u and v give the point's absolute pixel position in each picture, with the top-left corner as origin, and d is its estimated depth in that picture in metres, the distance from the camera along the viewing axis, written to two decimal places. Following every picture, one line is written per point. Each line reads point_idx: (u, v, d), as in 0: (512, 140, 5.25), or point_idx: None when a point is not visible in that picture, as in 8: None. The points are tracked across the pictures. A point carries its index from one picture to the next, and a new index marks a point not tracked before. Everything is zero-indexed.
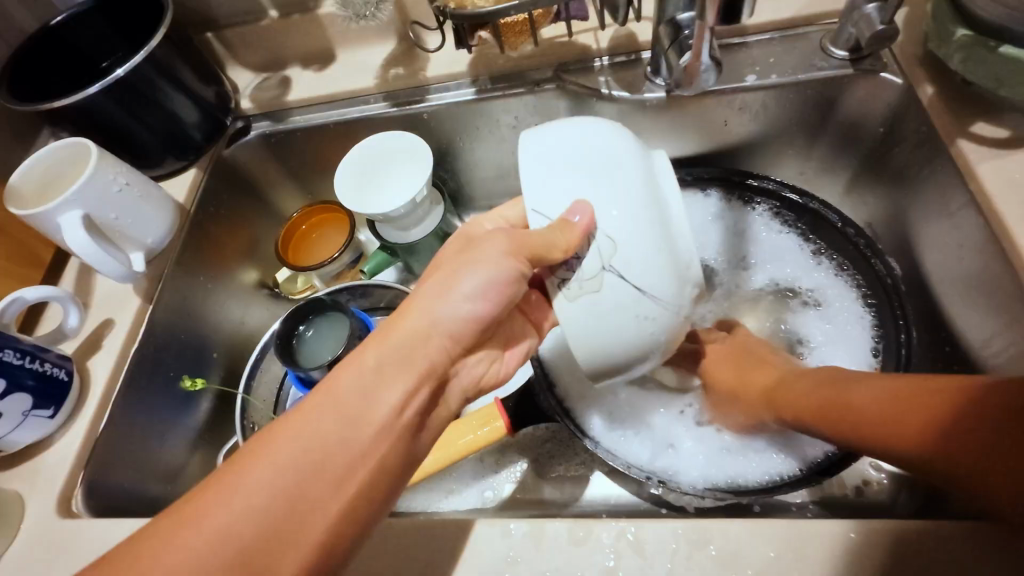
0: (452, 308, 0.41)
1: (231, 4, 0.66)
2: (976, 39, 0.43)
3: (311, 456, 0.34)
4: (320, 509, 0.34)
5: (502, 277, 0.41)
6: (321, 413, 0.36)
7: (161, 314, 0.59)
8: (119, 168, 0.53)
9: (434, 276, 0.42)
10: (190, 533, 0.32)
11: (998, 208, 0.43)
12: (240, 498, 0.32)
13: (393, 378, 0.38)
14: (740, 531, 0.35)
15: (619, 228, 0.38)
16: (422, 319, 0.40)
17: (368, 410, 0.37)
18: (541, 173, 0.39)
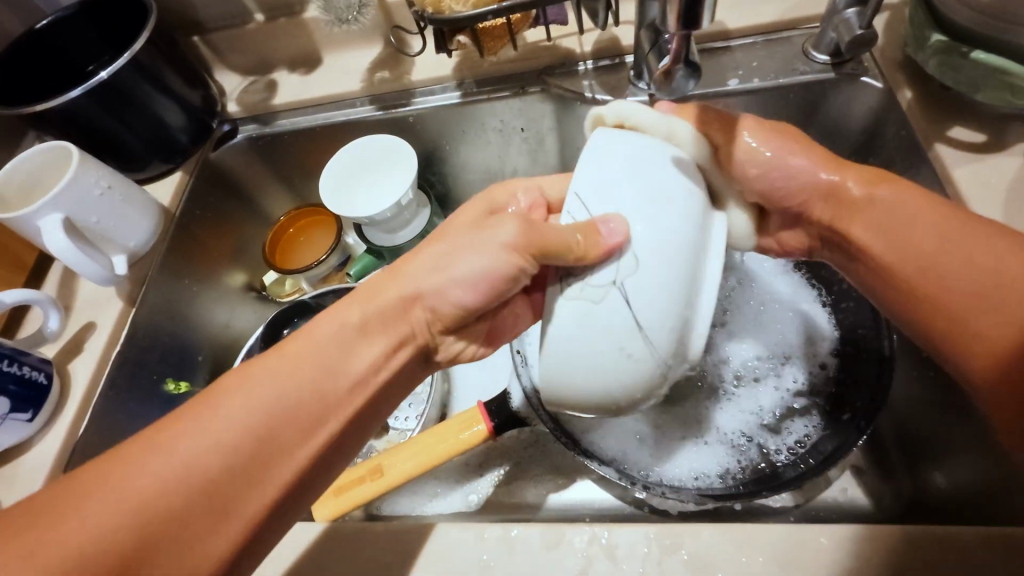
0: (443, 285, 0.41)
1: (217, 8, 0.66)
2: (949, 45, 0.44)
3: (285, 397, 0.36)
4: (286, 452, 0.36)
5: (498, 269, 0.40)
6: (296, 361, 0.37)
7: (144, 317, 0.59)
8: (101, 171, 0.53)
9: (435, 247, 0.42)
10: (149, 461, 0.33)
11: (974, 213, 0.43)
12: (210, 428, 0.34)
13: (373, 336, 0.40)
14: (712, 535, 0.35)
15: (650, 252, 0.34)
16: (411, 282, 0.41)
17: (346, 364, 0.38)
18: (597, 172, 0.36)
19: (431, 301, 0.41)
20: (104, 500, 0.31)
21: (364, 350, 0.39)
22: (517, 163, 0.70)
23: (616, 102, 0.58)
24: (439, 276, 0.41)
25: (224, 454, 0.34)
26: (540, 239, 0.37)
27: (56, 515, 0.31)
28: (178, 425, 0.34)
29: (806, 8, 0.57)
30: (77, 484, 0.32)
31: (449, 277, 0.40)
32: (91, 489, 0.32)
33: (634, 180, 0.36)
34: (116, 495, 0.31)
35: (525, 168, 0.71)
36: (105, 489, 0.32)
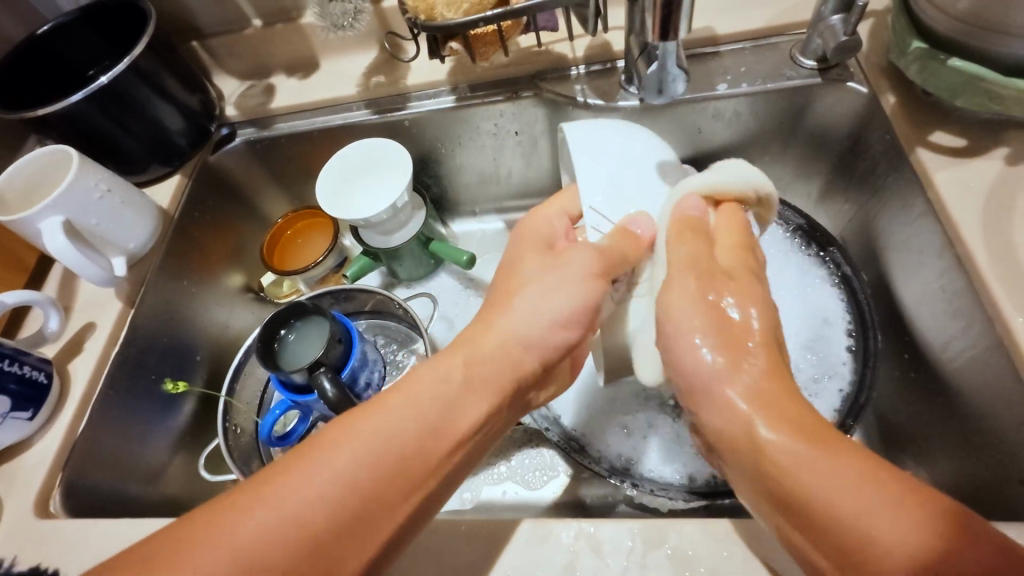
0: (535, 322, 0.41)
1: (216, 14, 0.68)
2: (929, 52, 0.45)
3: (391, 453, 0.33)
4: (390, 514, 0.33)
5: (582, 296, 0.41)
6: (401, 413, 0.35)
7: (143, 317, 0.60)
8: (100, 174, 0.54)
9: (525, 286, 0.43)
10: (261, 509, 0.31)
11: (953, 214, 0.44)
12: (317, 480, 0.32)
13: (479, 390, 0.38)
14: (694, 530, 0.35)
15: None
16: (511, 329, 0.41)
17: (452, 421, 0.36)
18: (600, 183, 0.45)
19: (535, 346, 0.41)
20: (209, 555, 0.29)
21: (473, 407, 0.37)
22: (511, 166, 0.71)
23: (607, 106, 0.59)
24: (536, 316, 0.41)
25: (332, 513, 0.31)
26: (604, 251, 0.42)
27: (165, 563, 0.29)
28: (287, 474, 0.32)
29: (793, 14, 0.58)
30: (185, 536, 0.30)
31: (542, 311, 0.41)
32: (198, 538, 0.30)
33: (609, 178, 0.45)
34: (222, 550, 0.29)
35: (520, 171, 0.72)
36: (211, 542, 0.29)
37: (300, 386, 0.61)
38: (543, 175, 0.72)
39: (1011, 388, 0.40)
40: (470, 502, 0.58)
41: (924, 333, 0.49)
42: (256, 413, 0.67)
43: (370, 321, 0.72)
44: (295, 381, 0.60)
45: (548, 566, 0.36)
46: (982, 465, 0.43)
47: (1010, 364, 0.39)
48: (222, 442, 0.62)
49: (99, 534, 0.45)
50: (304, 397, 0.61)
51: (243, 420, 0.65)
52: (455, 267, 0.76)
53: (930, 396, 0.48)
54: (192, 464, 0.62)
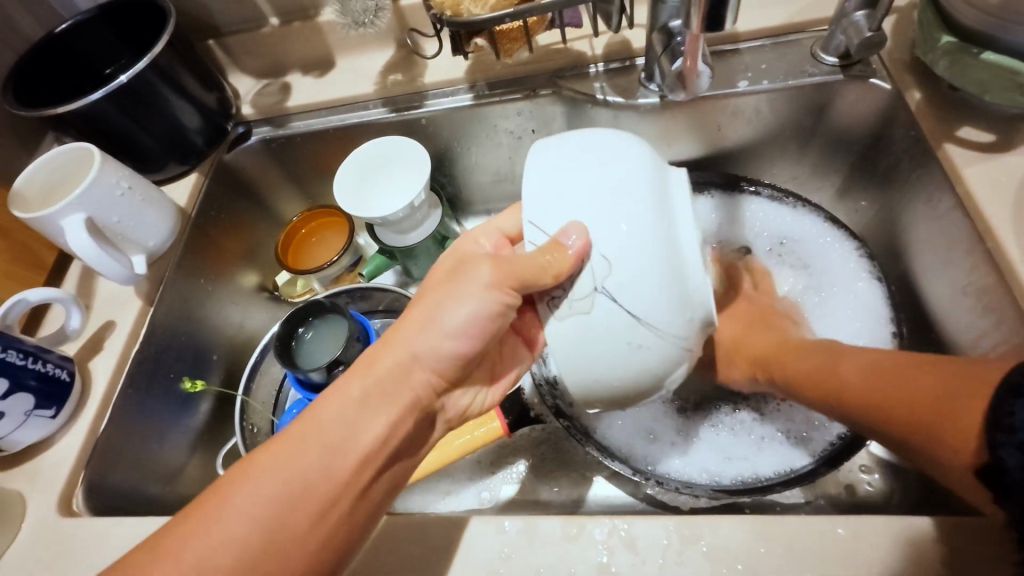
0: (436, 344, 0.40)
1: (233, 12, 0.68)
2: (960, 46, 0.45)
3: (290, 484, 0.34)
4: (298, 541, 0.34)
5: (486, 309, 0.40)
6: (299, 445, 0.36)
7: (162, 315, 0.60)
8: (121, 172, 0.54)
9: (421, 304, 0.41)
10: (168, 563, 0.32)
11: (984, 210, 0.44)
12: (222, 519, 0.33)
13: (378, 408, 0.38)
14: (729, 527, 0.35)
15: (618, 250, 0.35)
16: (409, 349, 0.40)
17: (352, 440, 0.37)
18: (547, 189, 0.37)
19: (429, 364, 0.40)
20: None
21: (369, 424, 0.38)
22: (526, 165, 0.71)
23: (627, 103, 0.59)
24: (435, 338, 0.40)
25: (237, 549, 0.32)
26: (517, 275, 0.37)
27: None
28: (190, 523, 0.33)
29: (814, 11, 0.58)
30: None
31: (440, 332, 0.40)
32: None
33: (593, 182, 0.37)
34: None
35: None
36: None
37: (317, 385, 0.61)
38: None
39: None
40: (489, 501, 0.57)
41: (950, 329, 0.49)
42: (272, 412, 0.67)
43: (385, 322, 0.71)
44: (313, 379, 0.60)
45: (580, 563, 0.36)
46: None
47: None
48: (239, 440, 0.62)
49: (124, 532, 0.45)
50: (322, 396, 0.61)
51: (259, 419, 0.65)
52: None
53: None
54: (210, 463, 0.62)
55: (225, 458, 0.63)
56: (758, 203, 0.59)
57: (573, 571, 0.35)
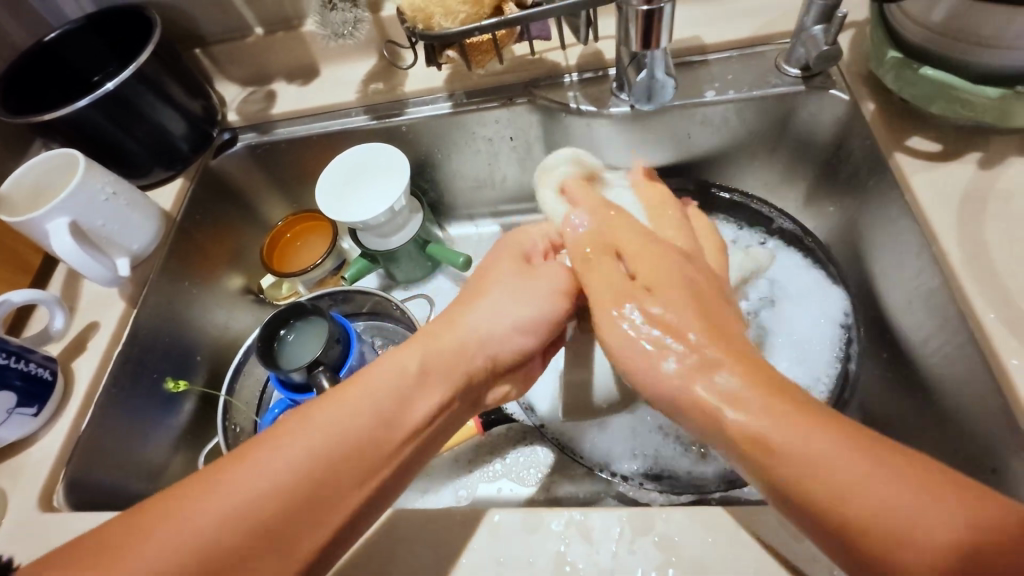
0: (497, 328, 0.43)
1: (219, 22, 0.69)
2: (903, 61, 0.47)
3: (345, 441, 0.36)
4: (344, 497, 0.35)
5: (537, 309, 0.44)
6: (359, 405, 0.38)
7: (146, 317, 0.61)
8: (106, 177, 0.56)
9: (485, 297, 0.45)
10: (221, 496, 0.33)
11: (929, 216, 0.46)
12: (270, 467, 0.34)
13: (435, 383, 0.40)
14: (680, 518, 0.37)
15: (642, 280, 0.48)
16: (472, 329, 0.43)
17: (406, 411, 0.39)
18: (588, 222, 0.49)
19: (489, 348, 0.43)
20: (165, 538, 0.31)
21: (421, 397, 0.39)
22: (506, 172, 0.73)
23: (599, 112, 0.61)
24: (496, 320, 0.44)
25: (279, 498, 0.33)
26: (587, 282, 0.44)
27: (124, 549, 0.31)
28: (239, 467, 0.34)
29: (779, 24, 0.60)
30: (137, 524, 0.32)
31: (503, 321, 0.44)
32: (157, 526, 0.32)
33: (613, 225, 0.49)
34: (175, 533, 0.31)
35: (514, 176, 0.74)
36: (165, 525, 0.32)
37: (298, 385, 0.62)
38: None
39: (983, 381, 0.41)
40: (466, 499, 0.59)
41: (904, 331, 0.51)
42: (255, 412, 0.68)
43: (369, 322, 0.74)
44: (294, 380, 0.62)
45: (540, 553, 0.37)
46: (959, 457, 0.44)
47: (984, 357, 0.41)
48: (222, 439, 0.63)
49: None
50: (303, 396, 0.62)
51: (242, 419, 0.67)
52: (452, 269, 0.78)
53: (911, 391, 0.50)
54: (192, 462, 0.64)
55: (208, 458, 0.64)
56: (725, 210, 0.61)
57: (533, 561, 0.37)
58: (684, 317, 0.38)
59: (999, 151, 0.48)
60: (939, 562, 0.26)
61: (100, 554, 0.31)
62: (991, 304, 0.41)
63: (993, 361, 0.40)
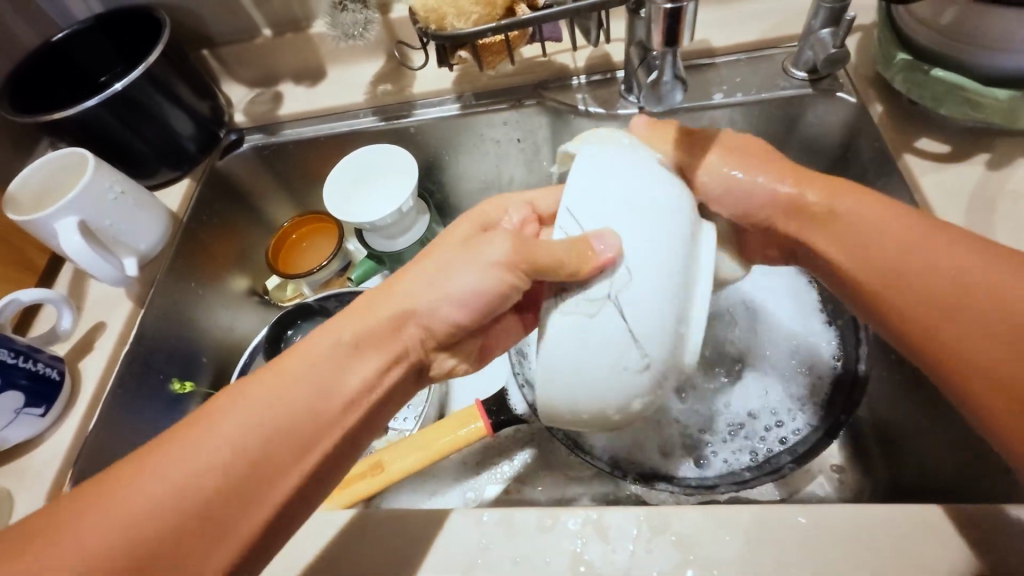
0: (436, 302, 0.40)
1: (227, 24, 0.70)
2: (912, 63, 0.48)
3: (275, 420, 0.35)
4: (279, 475, 0.35)
5: (485, 283, 0.39)
6: (290, 383, 0.36)
7: (153, 317, 0.61)
8: (115, 177, 0.56)
9: (423, 265, 0.41)
10: (149, 479, 0.33)
11: (938, 217, 0.46)
12: (201, 447, 0.34)
13: (367, 354, 0.39)
14: (697, 516, 0.37)
15: (645, 266, 0.35)
16: (408, 300, 0.40)
17: (338, 383, 0.37)
18: (589, 189, 0.36)
19: (426, 319, 0.40)
20: (103, 518, 0.31)
21: (355, 368, 0.38)
22: (513, 174, 0.73)
23: (608, 114, 0.61)
24: (434, 294, 0.40)
25: (214, 478, 0.33)
26: (533, 257, 0.37)
27: (55, 533, 0.31)
28: (169, 450, 0.34)
29: (786, 28, 0.61)
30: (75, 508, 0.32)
31: (443, 293, 0.39)
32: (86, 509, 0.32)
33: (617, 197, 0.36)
34: (114, 514, 0.32)
35: (521, 178, 0.74)
36: (97, 509, 0.32)
37: None
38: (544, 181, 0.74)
39: None
40: (474, 501, 0.58)
41: None
42: None
43: None
44: None
45: (555, 552, 0.37)
46: (970, 456, 0.45)
47: None
48: None
49: None
50: None
51: None
52: None
53: None
54: None
55: None
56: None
57: (549, 561, 0.37)
58: (807, 180, 0.44)
59: (1006, 153, 0.48)
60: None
61: (33, 540, 0.31)
62: None
63: None
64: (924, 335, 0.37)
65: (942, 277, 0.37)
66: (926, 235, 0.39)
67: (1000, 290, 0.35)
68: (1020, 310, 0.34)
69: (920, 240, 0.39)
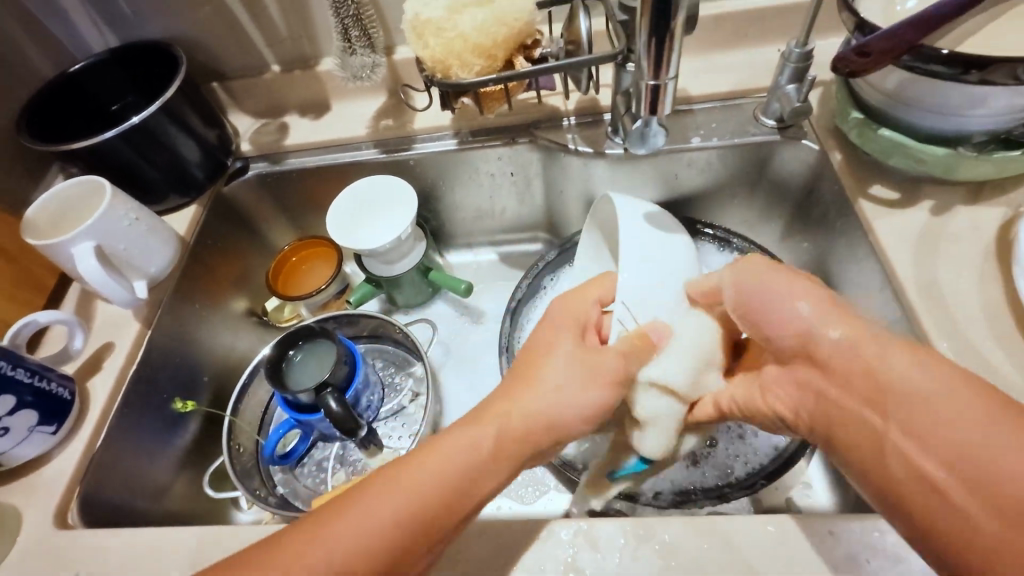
0: (563, 401, 0.43)
1: (237, 59, 0.73)
2: (865, 122, 0.54)
3: (416, 512, 0.38)
4: (417, 559, 0.38)
5: (597, 372, 0.44)
6: (433, 476, 0.39)
7: (159, 337, 0.63)
8: (129, 204, 0.58)
9: (555, 358, 0.45)
10: (315, 555, 0.35)
11: (889, 256, 0.52)
12: (359, 523, 0.36)
13: (500, 459, 0.41)
14: (677, 526, 0.40)
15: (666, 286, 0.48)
16: (548, 405, 0.43)
17: (471, 481, 0.40)
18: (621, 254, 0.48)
19: (556, 424, 0.43)
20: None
21: (489, 465, 0.41)
22: (506, 204, 0.78)
23: (596, 154, 0.67)
24: (568, 395, 0.43)
25: (388, 549, 0.36)
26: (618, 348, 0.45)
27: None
28: (328, 526, 0.37)
29: (757, 80, 0.67)
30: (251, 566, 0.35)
31: (558, 384, 0.43)
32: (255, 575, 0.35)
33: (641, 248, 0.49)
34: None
35: (513, 209, 0.79)
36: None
37: (304, 406, 0.65)
38: (535, 212, 0.79)
39: None
40: None
41: None
42: (258, 433, 0.71)
43: (369, 345, 0.78)
44: (301, 401, 0.64)
45: (548, 560, 0.40)
46: None
47: None
48: (227, 458, 0.65)
49: (119, 542, 0.47)
50: (309, 416, 0.65)
51: (245, 438, 0.69)
52: (451, 296, 0.82)
53: None
54: (196, 482, 0.65)
55: (212, 478, 0.66)
56: (712, 244, 0.67)
57: (542, 569, 0.40)
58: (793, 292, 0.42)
59: (947, 200, 0.54)
60: (972, 532, 0.31)
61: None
62: (942, 335, 0.47)
63: None
64: (882, 464, 0.35)
65: (920, 412, 0.34)
66: (938, 379, 0.34)
67: (964, 441, 0.32)
68: (973, 469, 0.31)
69: (924, 380, 0.34)
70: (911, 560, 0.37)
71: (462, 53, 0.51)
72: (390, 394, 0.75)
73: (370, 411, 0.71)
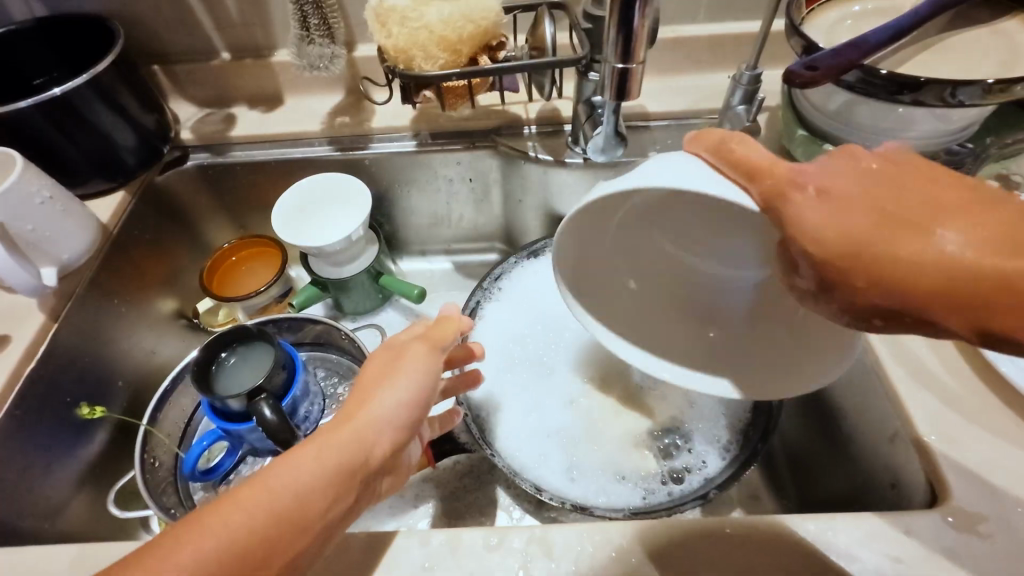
0: (393, 400, 0.37)
1: (183, 43, 0.70)
2: (811, 139, 0.57)
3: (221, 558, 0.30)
4: None
5: (414, 392, 0.38)
6: (240, 514, 0.31)
7: (66, 333, 0.56)
8: (43, 181, 0.53)
9: (374, 369, 0.39)
10: None
11: None
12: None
13: (325, 481, 0.34)
14: (637, 530, 0.38)
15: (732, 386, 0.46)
16: (377, 412, 0.36)
17: (297, 508, 0.32)
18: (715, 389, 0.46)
19: (384, 428, 0.36)
20: None
21: (321, 486, 0.33)
22: (463, 212, 0.77)
23: (556, 162, 0.66)
24: (393, 402, 0.37)
25: None
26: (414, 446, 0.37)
27: None
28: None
29: (711, 101, 0.70)
30: None
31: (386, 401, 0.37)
32: None
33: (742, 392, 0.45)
34: None
35: (470, 217, 0.78)
36: None
37: (234, 414, 0.59)
38: (492, 221, 0.78)
39: (879, 409, 0.47)
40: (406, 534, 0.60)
41: None
42: (178, 446, 0.64)
43: (311, 354, 0.73)
44: (230, 408, 0.58)
45: (499, 570, 0.38)
46: (859, 477, 0.50)
47: (878, 387, 0.47)
48: (137, 473, 0.58)
49: None
50: (239, 425, 0.59)
51: (162, 452, 0.62)
52: (402, 303, 0.79)
53: (820, 420, 0.56)
54: (98, 500, 0.58)
55: (117, 495, 0.59)
56: None
57: None
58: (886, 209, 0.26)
59: None
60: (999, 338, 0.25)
61: None
62: (883, 339, 0.48)
63: (888, 387, 0.46)
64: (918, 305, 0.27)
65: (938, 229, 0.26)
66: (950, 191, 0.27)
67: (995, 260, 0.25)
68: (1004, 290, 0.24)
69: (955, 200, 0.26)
70: (864, 560, 0.36)
71: (426, 44, 0.51)
72: (331, 405, 0.70)
73: (308, 422, 0.65)
